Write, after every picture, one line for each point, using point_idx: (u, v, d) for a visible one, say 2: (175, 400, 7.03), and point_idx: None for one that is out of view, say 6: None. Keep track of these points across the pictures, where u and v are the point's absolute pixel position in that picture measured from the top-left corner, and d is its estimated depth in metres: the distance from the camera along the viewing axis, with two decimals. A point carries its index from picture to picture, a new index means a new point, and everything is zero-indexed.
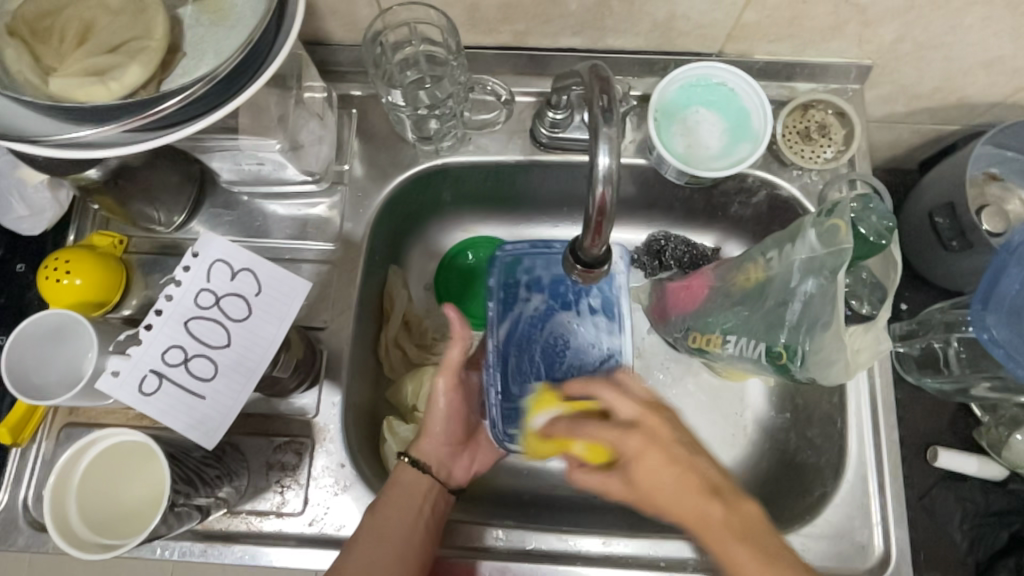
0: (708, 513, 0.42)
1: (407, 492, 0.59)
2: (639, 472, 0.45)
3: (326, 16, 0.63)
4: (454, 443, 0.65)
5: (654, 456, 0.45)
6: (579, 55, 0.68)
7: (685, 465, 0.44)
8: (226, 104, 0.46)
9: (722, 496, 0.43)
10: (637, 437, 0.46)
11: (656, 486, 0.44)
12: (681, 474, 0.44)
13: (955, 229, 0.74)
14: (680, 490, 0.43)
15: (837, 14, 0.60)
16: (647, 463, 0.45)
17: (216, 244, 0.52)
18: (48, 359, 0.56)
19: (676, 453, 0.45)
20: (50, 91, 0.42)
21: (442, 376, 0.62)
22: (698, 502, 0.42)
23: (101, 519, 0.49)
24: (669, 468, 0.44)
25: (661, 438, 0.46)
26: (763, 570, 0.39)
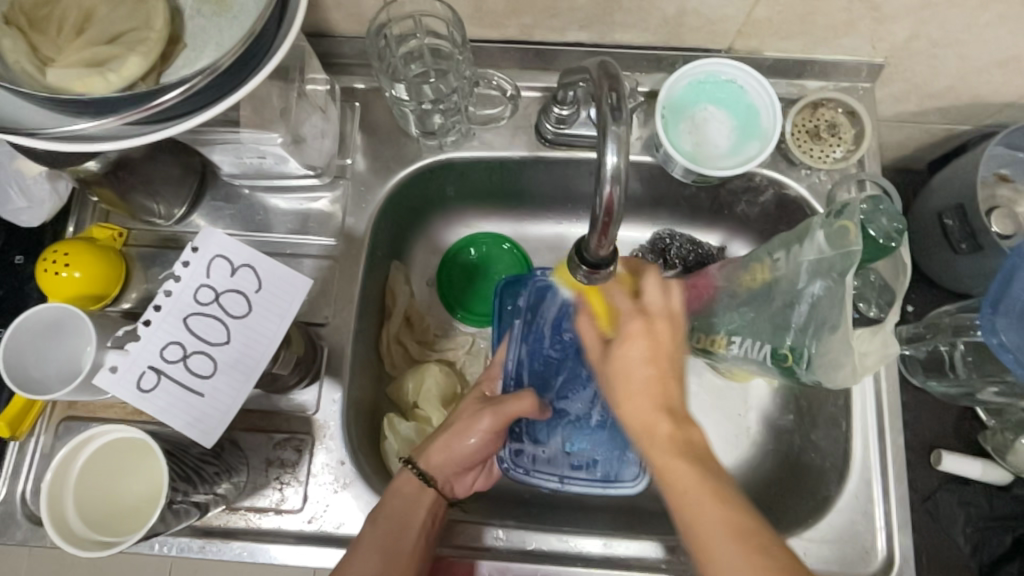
0: (662, 425, 0.47)
1: (407, 501, 0.58)
2: (624, 355, 0.49)
3: (329, 7, 0.62)
4: (468, 465, 0.63)
5: (642, 350, 0.49)
6: (586, 50, 0.67)
7: (663, 374, 0.48)
8: (228, 97, 0.45)
9: (680, 415, 0.47)
10: (640, 326, 0.49)
11: (625, 378, 0.49)
12: (653, 378, 0.48)
13: (965, 232, 0.73)
14: (644, 393, 0.48)
15: (849, 11, 0.59)
16: (634, 353, 0.49)
17: (216, 239, 0.51)
18: (46, 352, 0.55)
19: (662, 357, 0.49)
20: (48, 82, 0.41)
21: (490, 419, 0.61)
22: (658, 410, 0.47)
23: (99, 517, 0.49)
24: (649, 366, 0.48)
25: (657, 335, 0.49)
26: (694, 486, 0.44)
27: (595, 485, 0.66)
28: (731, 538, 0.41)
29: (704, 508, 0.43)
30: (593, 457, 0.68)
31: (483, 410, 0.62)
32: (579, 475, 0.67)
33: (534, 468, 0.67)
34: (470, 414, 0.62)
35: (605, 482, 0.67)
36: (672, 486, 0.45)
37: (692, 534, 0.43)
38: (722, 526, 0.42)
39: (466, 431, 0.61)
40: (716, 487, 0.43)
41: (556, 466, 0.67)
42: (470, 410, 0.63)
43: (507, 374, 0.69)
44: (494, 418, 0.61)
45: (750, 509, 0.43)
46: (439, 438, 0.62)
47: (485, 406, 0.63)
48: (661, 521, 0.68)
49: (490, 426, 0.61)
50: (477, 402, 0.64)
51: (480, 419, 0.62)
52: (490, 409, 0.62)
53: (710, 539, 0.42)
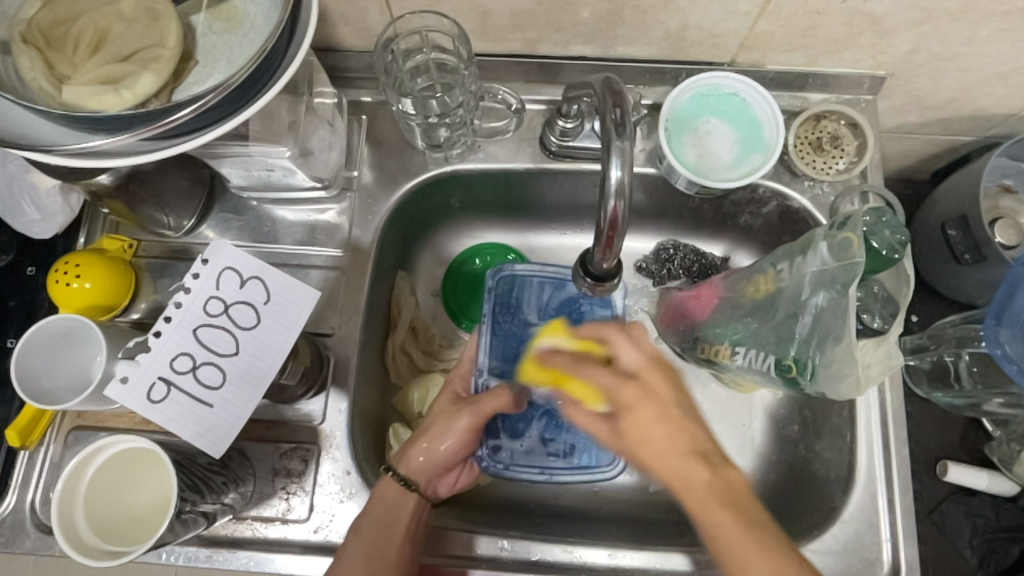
0: (695, 475, 0.44)
1: (390, 509, 0.58)
2: (630, 422, 0.47)
3: (337, 22, 0.63)
4: (447, 466, 0.63)
5: (652, 410, 0.47)
6: (589, 63, 0.68)
7: (679, 422, 0.47)
8: (241, 112, 0.46)
9: (710, 458, 0.46)
10: (635, 393, 0.48)
11: (648, 439, 0.46)
12: (673, 433, 0.46)
13: (968, 243, 0.73)
14: (669, 448, 0.46)
15: (851, 25, 0.60)
16: (643, 417, 0.47)
17: (226, 251, 0.51)
18: (57, 363, 0.56)
19: (670, 410, 0.47)
20: (64, 99, 0.42)
21: (468, 418, 0.62)
22: (687, 461, 0.45)
23: (108, 526, 0.49)
24: (664, 424, 0.46)
25: (658, 394, 0.48)
26: (742, 539, 0.42)
27: (574, 472, 0.67)
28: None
29: (750, 558, 0.41)
30: (569, 446, 0.68)
31: (461, 410, 0.63)
32: (558, 465, 0.68)
33: (513, 462, 0.67)
34: (448, 414, 0.63)
35: (582, 468, 0.68)
36: (717, 540, 0.43)
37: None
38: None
39: (445, 431, 0.62)
40: (770, 544, 0.42)
41: (535, 458, 0.68)
42: (446, 409, 0.64)
43: (479, 374, 0.68)
44: (472, 417, 0.62)
45: (795, 552, 0.42)
46: (418, 441, 0.62)
47: (462, 406, 0.63)
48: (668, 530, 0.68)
49: (468, 424, 0.62)
50: (451, 403, 0.65)
51: (459, 419, 0.62)
52: (467, 407, 0.63)
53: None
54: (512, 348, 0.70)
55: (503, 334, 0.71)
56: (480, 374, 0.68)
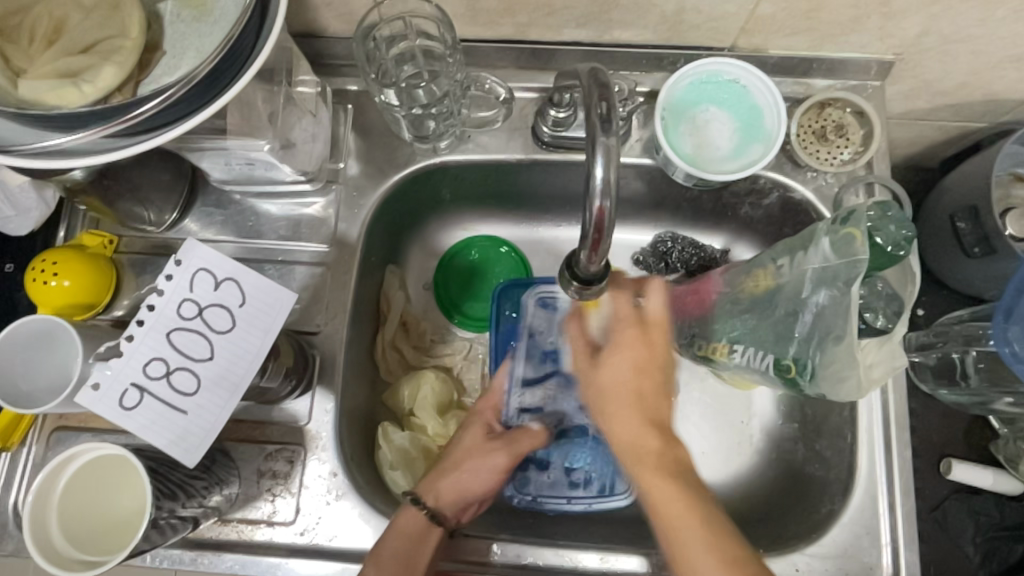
0: (650, 442, 0.50)
1: (414, 543, 0.56)
2: (609, 367, 0.52)
3: (318, 7, 0.61)
4: (477, 500, 0.63)
5: (625, 364, 0.51)
6: (583, 49, 0.65)
7: (647, 385, 0.51)
8: (212, 104, 0.43)
9: (672, 436, 0.50)
10: (630, 336, 0.52)
11: (612, 391, 0.51)
12: (632, 391, 0.51)
13: (977, 235, 0.70)
14: (632, 409, 0.51)
15: (857, 7, 0.57)
16: (617, 366, 0.51)
17: (199, 252, 0.50)
18: (32, 366, 0.54)
19: (648, 367, 0.51)
20: (20, 94, 0.40)
21: (505, 457, 0.64)
22: (649, 428, 0.50)
23: (86, 536, 0.48)
24: (635, 380, 0.51)
25: (648, 350, 0.51)
26: (676, 498, 0.47)
27: (592, 501, 0.67)
28: (708, 543, 0.45)
29: (683, 523, 0.46)
30: (589, 475, 0.68)
31: (496, 447, 0.64)
32: (580, 494, 0.67)
33: (539, 494, 0.67)
34: (482, 451, 0.63)
35: (602, 496, 0.67)
36: (656, 506, 0.48)
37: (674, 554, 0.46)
38: (709, 552, 0.45)
39: (475, 468, 0.63)
40: (700, 509, 0.47)
41: (559, 488, 0.67)
42: (478, 444, 0.64)
43: (508, 403, 0.68)
44: (508, 457, 0.64)
45: (723, 519, 0.47)
46: (449, 473, 0.62)
47: (500, 445, 0.64)
48: None
49: (504, 462, 0.64)
50: (483, 438, 0.65)
51: (494, 457, 0.63)
52: (503, 447, 0.64)
53: (699, 558, 0.45)
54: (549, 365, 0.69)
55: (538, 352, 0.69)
56: (508, 404, 0.68)
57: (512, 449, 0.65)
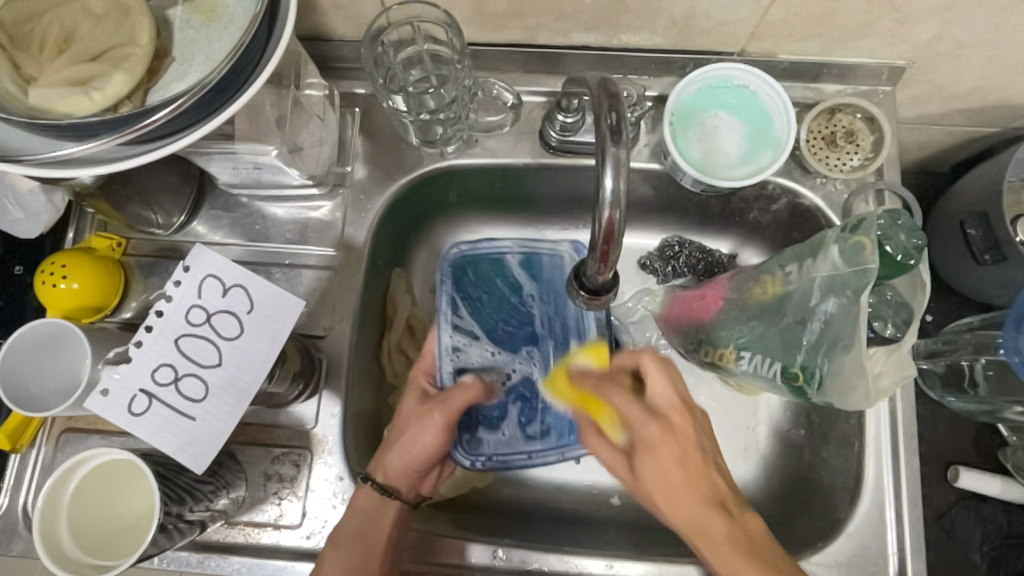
0: (716, 523, 0.48)
1: (371, 519, 0.57)
2: (651, 461, 0.50)
3: (326, 11, 0.61)
4: (426, 466, 0.62)
5: (669, 454, 0.50)
6: (591, 52, 0.65)
7: (694, 472, 0.50)
8: (221, 113, 0.43)
9: (739, 527, 0.48)
10: (659, 433, 0.51)
11: (663, 484, 0.50)
12: (684, 480, 0.50)
13: (989, 242, 0.70)
14: (687, 498, 0.49)
15: (870, 12, 0.56)
16: (664, 459, 0.50)
17: (209, 258, 0.50)
18: (42, 368, 0.55)
19: (694, 470, 0.50)
20: (32, 102, 0.40)
21: (440, 413, 0.60)
22: (706, 508, 0.49)
23: (93, 539, 0.48)
24: (682, 468, 0.50)
25: (682, 436, 0.51)
26: None
27: (555, 454, 0.67)
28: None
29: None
30: (546, 426, 0.68)
31: (430, 408, 0.61)
32: (539, 446, 0.67)
33: (496, 455, 0.67)
34: (417, 413, 0.61)
35: (564, 445, 0.68)
36: None
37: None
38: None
39: (414, 434, 0.60)
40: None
41: (517, 446, 0.68)
42: (416, 408, 0.62)
43: (441, 369, 0.67)
44: (446, 415, 0.61)
45: None
46: (392, 447, 0.60)
47: (434, 405, 0.61)
48: (667, 538, 0.67)
49: (439, 421, 0.60)
50: (419, 402, 0.63)
51: (429, 420, 0.60)
52: (437, 406, 0.61)
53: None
54: (485, 322, 0.70)
55: (471, 307, 0.70)
56: (441, 369, 0.67)
57: (449, 409, 0.61)
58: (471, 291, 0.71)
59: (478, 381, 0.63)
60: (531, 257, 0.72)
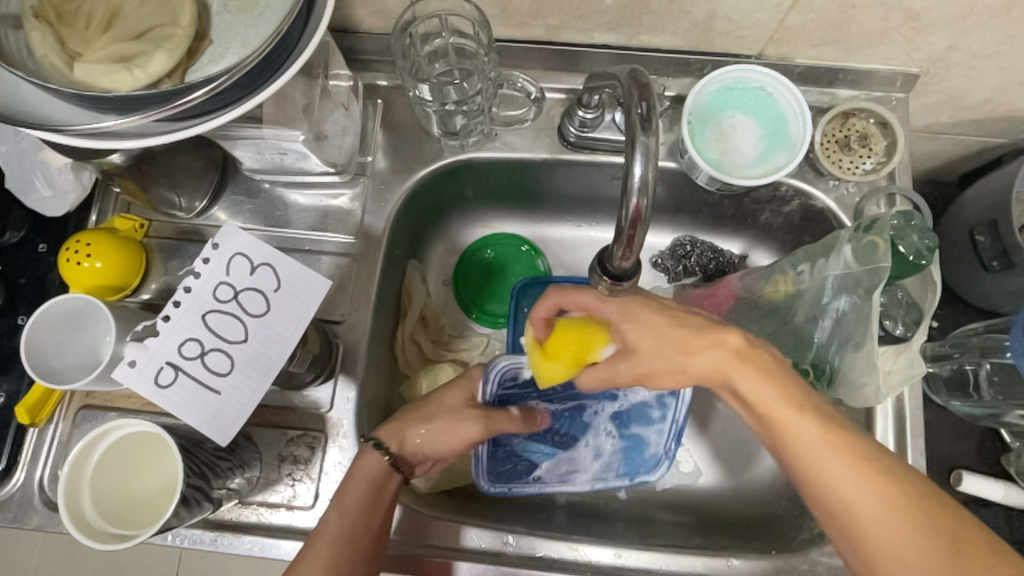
0: (740, 374, 0.49)
1: (372, 484, 0.55)
2: (642, 337, 0.52)
3: (354, 3, 0.62)
4: (442, 457, 0.61)
5: (652, 326, 0.52)
6: (612, 52, 0.66)
7: (686, 332, 0.51)
8: (255, 95, 0.44)
9: (751, 355, 0.50)
10: (624, 308, 0.53)
11: (659, 352, 0.51)
12: (673, 341, 0.51)
13: (997, 249, 0.71)
14: (687, 356, 0.51)
15: (886, 19, 0.57)
16: (646, 332, 0.52)
17: (237, 237, 0.51)
18: (65, 344, 0.56)
19: (675, 321, 0.52)
20: (75, 76, 0.41)
21: (479, 427, 0.60)
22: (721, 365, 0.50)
23: (113, 510, 0.49)
24: (670, 337, 0.51)
25: (661, 309, 0.53)
26: (797, 427, 0.47)
27: (671, 429, 0.69)
28: (850, 470, 0.45)
29: (824, 459, 0.46)
30: (654, 416, 0.70)
31: (474, 416, 0.61)
32: (654, 433, 0.69)
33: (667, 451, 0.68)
34: (445, 407, 0.61)
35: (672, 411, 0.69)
36: (793, 440, 0.47)
37: (849, 525, 0.45)
38: (875, 498, 0.44)
39: (438, 428, 0.59)
40: (827, 431, 0.46)
41: (666, 437, 0.68)
42: (450, 404, 0.61)
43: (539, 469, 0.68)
44: (486, 426, 0.61)
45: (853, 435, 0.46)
46: (415, 427, 0.59)
47: (478, 415, 0.61)
48: (674, 532, 0.67)
49: (474, 429, 0.60)
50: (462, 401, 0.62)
51: (468, 427, 0.60)
52: (473, 412, 0.61)
53: (859, 499, 0.44)
54: (543, 429, 0.69)
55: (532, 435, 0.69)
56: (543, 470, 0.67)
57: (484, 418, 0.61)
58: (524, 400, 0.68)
59: (512, 419, 0.64)
60: (538, 356, 0.68)
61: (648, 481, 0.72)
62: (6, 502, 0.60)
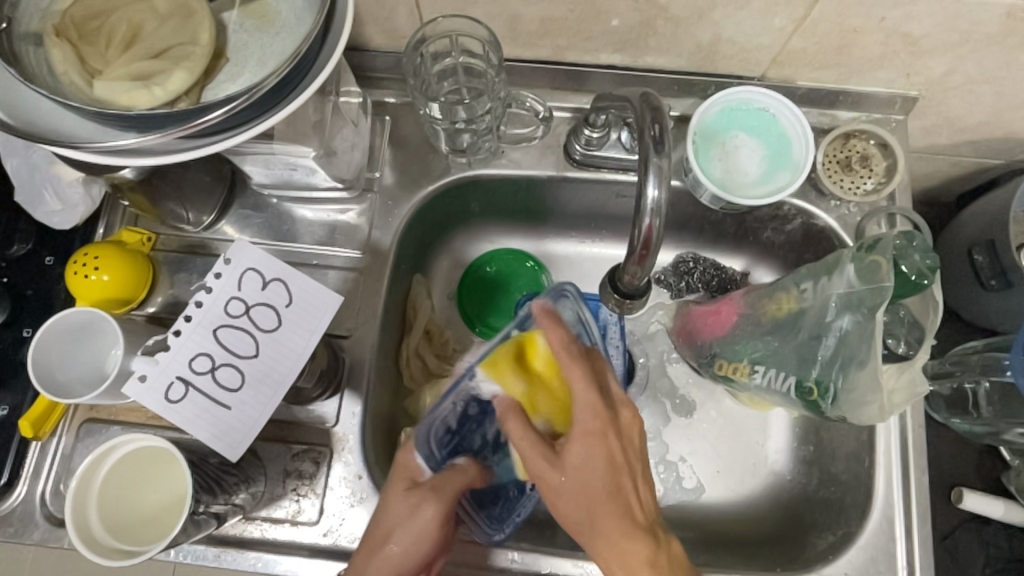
0: (636, 549, 0.45)
1: None
2: (581, 469, 0.46)
3: (366, 22, 0.63)
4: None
5: (598, 459, 0.46)
6: (617, 72, 0.67)
7: (620, 485, 0.46)
8: (272, 115, 0.45)
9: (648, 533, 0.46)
10: (602, 428, 0.46)
11: (586, 490, 0.46)
12: (605, 489, 0.46)
13: (995, 269, 0.72)
14: (606, 512, 0.46)
15: (886, 44, 0.59)
16: (591, 461, 0.46)
17: (249, 252, 0.51)
18: (72, 356, 0.56)
19: (621, 465, 0.47)
20: (95, 93, 0.42)
21: (434, 505, 0.48)
22: (627, 536, 0.45)
23: (120, 526, 0.49)
24: (610, 477, 0.46)
25: (625, 446, 0.47)
26: None
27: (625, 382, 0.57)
28: None
29: None
30: None
31: (421, 497, 0.48)
32: None
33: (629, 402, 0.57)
34: (404, 511, 0.48)
35: None
36: None
37: None
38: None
39: (402, 535, 0.47)
40: None
41: None
42: (400, 504, 0.48)
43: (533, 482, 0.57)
44: (442, 504, 0.48)
45: None
46: (375, 569, 0.47)
47: (427, 492, 0.49)
48: None
49: (432, 512, 0.48)
50: (403, 491, 0.49)
51: (423, 513, 0.48)
52: (425, 496, 0.48)
53: None
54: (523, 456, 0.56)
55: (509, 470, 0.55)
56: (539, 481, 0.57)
57: (435, 492, 0.49)
58: (474, 441, 0.54)
59: (466, 473, 0.51)
60: (474, 396, 0.53)
61: None
62: (8, 516, 0.60)
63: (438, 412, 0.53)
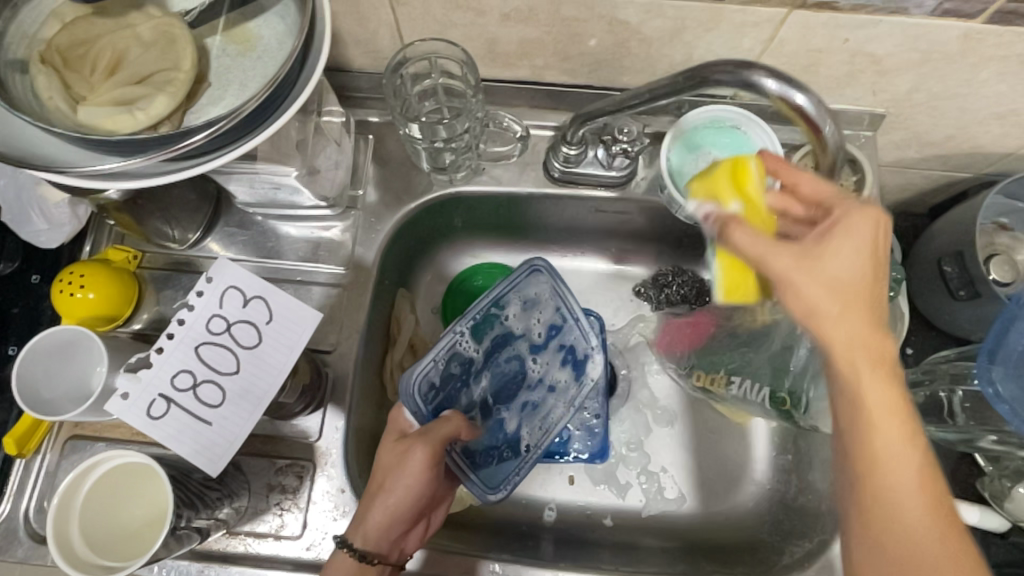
0: (891, 391, 0.39)
1: None
2: (846, 286, 0.40)
3: (348, 43, 0.65)
4: (411, 518, 0.57)
5: (842, 273, 0.40)
6: (593, 91, 0.69)
7: (877, 324, 0.40)
8: (252, 137, 0.47)
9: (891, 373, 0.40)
10: (872, 251, 0.41)
11: (848, 338, 0.40)
12: (858, 327, 0.40)
13: (964, 279, 0.74)
14: (863, 347, 0.40)
15: (851, 64, 0.61)
16: (851, 282, 0.40)
17: (230, 271, 0.53)
18: (56, 374, 0.57)
19: (874, 295, 0.41)
20: (79, 119, 0.43)
21: (422, 448, 0.56)
22: (879, 375, 0.40)
23: (102, 539, 0.50)
24: (862, 302, 0.40)
25: (869, 276, 0.41)
26: (902, 449, 0.39)
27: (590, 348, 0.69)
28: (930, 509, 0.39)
29: (903, 476, 0.39)
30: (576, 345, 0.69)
31: (410, 443, 0.57)
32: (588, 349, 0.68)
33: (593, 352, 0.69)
34: (397, 455, 0.57)
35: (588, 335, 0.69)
36: (886, 458, 0.40)
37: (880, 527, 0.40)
38: (920, 496, 0.39)
39: (394, 475, 0.56)
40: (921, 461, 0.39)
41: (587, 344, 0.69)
42: (394, 450, 0.57)
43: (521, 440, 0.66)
44: (428, 447, 0.57)
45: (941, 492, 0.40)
46: (371, 505, 0.56)
47: (412, 440, 0.57)
48: (658, 558, 0.68)
49: (420, 454, 0.56)
50: (396, 441, 0.58)
51: (412, 456, 0.56)
52: (414, 441, 0.57)
53: (909, 512, 0.39)
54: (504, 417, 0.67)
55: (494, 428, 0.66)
56: (525, 439, 0.66)
57: (423, 438, 0.57)
58: (460, 399, 0.66)
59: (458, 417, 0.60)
60: (457, 357, 0.66)
61: (633, 507, 0.73)
62: None
63: (432, 373, 0.64)
